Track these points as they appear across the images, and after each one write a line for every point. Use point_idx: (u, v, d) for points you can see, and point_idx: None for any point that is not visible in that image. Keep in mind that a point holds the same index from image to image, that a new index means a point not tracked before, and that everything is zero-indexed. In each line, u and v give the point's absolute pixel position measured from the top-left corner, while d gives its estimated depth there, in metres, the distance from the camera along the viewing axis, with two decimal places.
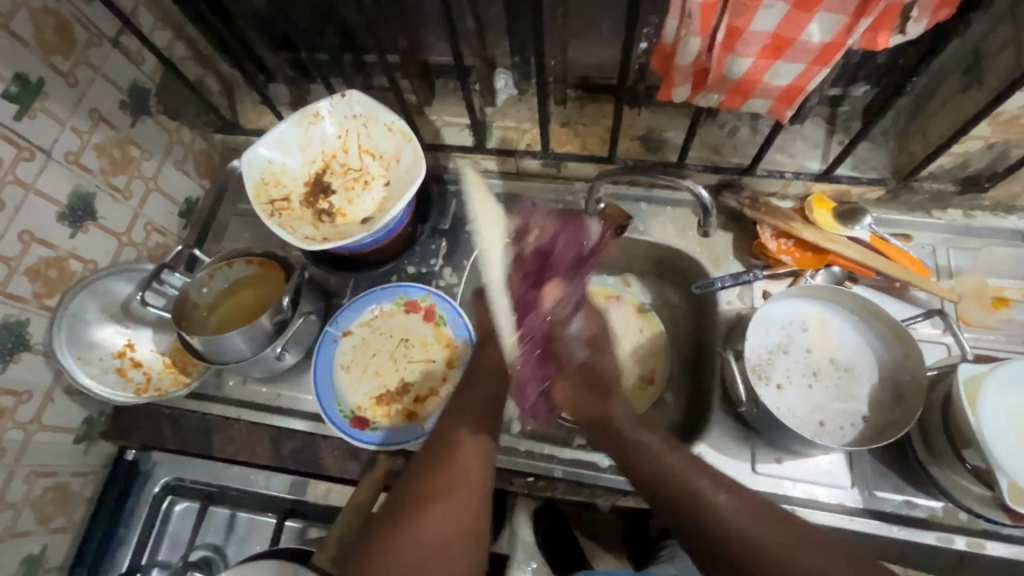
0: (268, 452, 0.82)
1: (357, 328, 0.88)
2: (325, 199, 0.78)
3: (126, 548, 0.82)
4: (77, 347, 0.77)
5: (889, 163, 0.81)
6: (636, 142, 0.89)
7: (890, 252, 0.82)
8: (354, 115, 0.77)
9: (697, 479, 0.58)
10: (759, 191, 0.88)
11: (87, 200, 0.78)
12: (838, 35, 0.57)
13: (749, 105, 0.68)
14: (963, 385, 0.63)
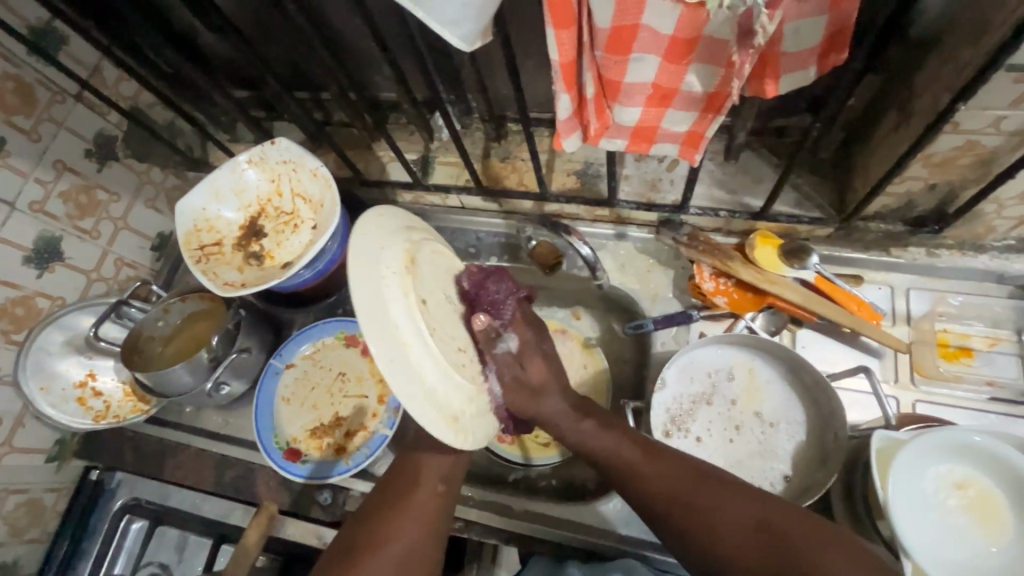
0: (211, 478, 0.87)
1: (300, 361, 0.92)
2: (257, 242, 0.81)
3: (88, 560, 0.89)
4: (40, 378, 0.85)
5: (833, 201, 0.76)
6: (572, 177, 0.87)
7: (837, 296, 0.76)
8: (285, 161, 0.80)
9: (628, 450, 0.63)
10: (701, 227, 0.84)
11: (53, 243, 0.86)
12: (719, 85, 0.54)
13: (656, 148, 0.64)
14: (875, 453, 0.58)
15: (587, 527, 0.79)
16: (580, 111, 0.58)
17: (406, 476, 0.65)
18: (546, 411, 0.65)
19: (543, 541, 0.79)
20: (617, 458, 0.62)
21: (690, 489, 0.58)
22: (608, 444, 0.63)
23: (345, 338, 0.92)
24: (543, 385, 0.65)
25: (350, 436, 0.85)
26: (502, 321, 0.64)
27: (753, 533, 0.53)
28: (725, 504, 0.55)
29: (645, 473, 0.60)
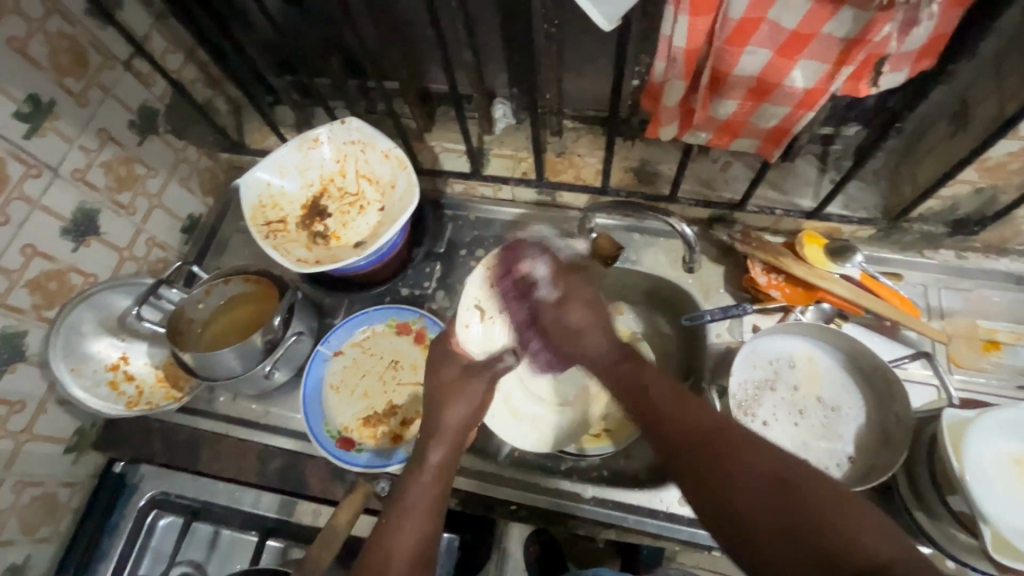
0: (254, 469, 0.82)
1: (348, 348, 0.89)
2: (320, 222, 0.80)
3: (108, 561, 0.82)
4: (72, 359, 0.79)
5: (878, 204, 0.82)
6: (629, 173, 0.90)
7: (882, 291, 0.81)
8: (352, 141, 0.79)
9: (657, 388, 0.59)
10: (751, 226, 0.89)
11: (91, 216, 0.80)
12: (820, 82, 0.58)
13: (737, 143, 0.69)
14: (947, 430, 0.63)
15: (658, 512, 0.77)
16: (682, 100, 0.63)
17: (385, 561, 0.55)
18: (585, 323, 0.69)
19: (613, 527, 0.78)
20: (640, 389, 0.60)
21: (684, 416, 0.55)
22: (656, 390, 0.58)
23: (396, 326, 0.90)
24: (579, 325, 0.69)
25: (407, 424, 0.83)
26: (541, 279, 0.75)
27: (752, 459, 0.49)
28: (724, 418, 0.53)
29: (642, 376, 0.61)
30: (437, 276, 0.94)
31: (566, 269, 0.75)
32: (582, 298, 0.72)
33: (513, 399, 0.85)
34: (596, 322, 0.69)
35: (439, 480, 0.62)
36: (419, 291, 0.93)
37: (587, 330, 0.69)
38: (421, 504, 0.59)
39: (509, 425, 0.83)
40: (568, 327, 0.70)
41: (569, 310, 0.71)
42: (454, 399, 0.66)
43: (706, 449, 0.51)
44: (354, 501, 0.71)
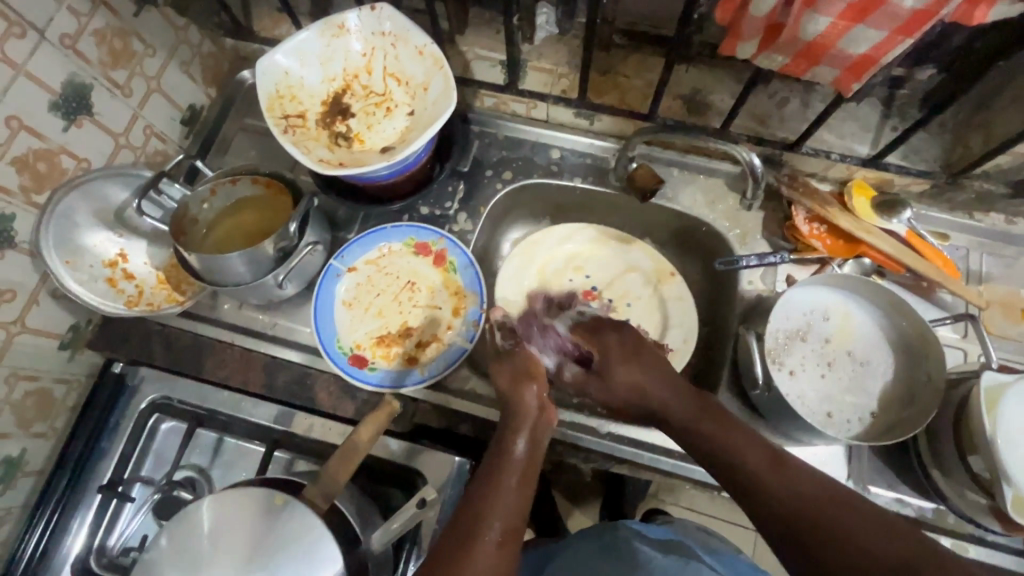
0: (261, 380, 0.79)
1: (362, 265, 0.84)
2: (343, 122, 0.72)
3: (108, 461, 0.79)
4: (66, 251, 0.73)
5: (940, 157, 0.78)
6: (677, 102, 0.83)
7: (924, 251, 0.79)
8: (382, 33, 0.71)
9: (746, 452, 0.56)
10: (799, 170, 0.83)
11: (83, 91, 0.72)
12: (932, 3, 0.51)
13: (814, 72, 0.63)
14: (984, 392, 0.62)
15: (673, 451, 0.75)
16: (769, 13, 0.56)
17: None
18: (642, 392, 0.65)
19: (626, 463, 0.76)
20: (719, 446, 0.58)
21: (738, 457, 0.56)
22: (742, 450, 0.57)
23: (414, 246, 0.85)
24: (625, 380, 0.66)
25: (422, 347, 0.80)
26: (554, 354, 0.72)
27: (813, 514, 0.50)
28: (795, 477, 0.53)
29: (697, 424, 0.60)
30: (459, 197, 0.88)
31: (592, 328, 0.72)
32: (601, 371, 0.68)
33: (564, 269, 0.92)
34: (645, 378, 0.65)
35: (520, 471, 0.59)
36: (440, 211, 0.88)
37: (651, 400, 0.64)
38: (496, 510, 0.56)
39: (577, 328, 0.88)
40: (613, 389, 0.67)
41: (611, 385, 0.67)
42: (513, 413, 0.64)
43: (828, 529, 0.49)
44: (378, 418, 0.64)
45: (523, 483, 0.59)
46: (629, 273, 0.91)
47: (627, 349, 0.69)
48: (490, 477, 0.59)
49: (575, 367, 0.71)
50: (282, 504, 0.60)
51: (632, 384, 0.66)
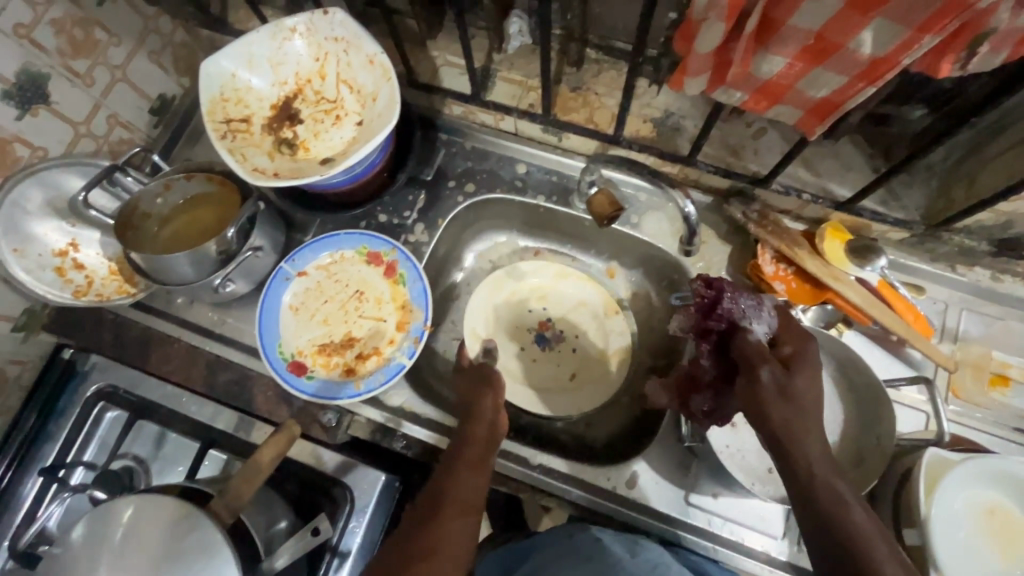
0: (203, 377, 0.80)
1: (313, 270, 0.83)
2: (290, 128, 0.71)
3: (53, 443, 0.80)
4: (14, 239, 0.75)
5: (921, 206, 0.72)
6: (648, 125, 0.79)
7: (896, 302, 0.73)
8: (335, 38, 0.69)
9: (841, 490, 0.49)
10: (771, 206, 0.79)
11: (39, 81, 0.72)
12: (893, 51, 0.46)
13: (775, 111, 0.58)
14: (926, 467, 0.59)
15: (602, 489, 0.73)
16: (719, 48, 0.52)
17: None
18: (797, 421, 0.52)
19: (555, 497, 0.74)
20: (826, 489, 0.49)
21: (828, 494, 0.49)
22: (834, 491, 0.49)
23: (366, 255, 0.83)
24: (810, 403, 0.53)
25: (363, 359, 0.80)
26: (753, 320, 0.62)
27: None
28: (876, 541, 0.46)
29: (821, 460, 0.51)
30: (419, 207, 0.86)
31: (803, 331, 0.59)
32: (807, 370, 0.55)
33: (532, 294, 0.91)
34: (818, 418, 0.53)
35: (478, 466, 0.62)
36: (398, 220, 0.86)
37: (804, 431, 0.51)
38: (456, 505, 0.58)
39: (528, 362, 0.87)
40: (797, 397, 0.53)
41: (805, 405, 0.52)
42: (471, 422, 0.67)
43: None
44: (281, 440, 0.65)
45: (476, 477, 0.61)
46: (581, 306, 0.90)
47: (816, 368, 0.56)
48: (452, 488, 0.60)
49: (774, 362, 0.55)
50: (187, 515, 0.60)
51: (786, 424, 0.52)
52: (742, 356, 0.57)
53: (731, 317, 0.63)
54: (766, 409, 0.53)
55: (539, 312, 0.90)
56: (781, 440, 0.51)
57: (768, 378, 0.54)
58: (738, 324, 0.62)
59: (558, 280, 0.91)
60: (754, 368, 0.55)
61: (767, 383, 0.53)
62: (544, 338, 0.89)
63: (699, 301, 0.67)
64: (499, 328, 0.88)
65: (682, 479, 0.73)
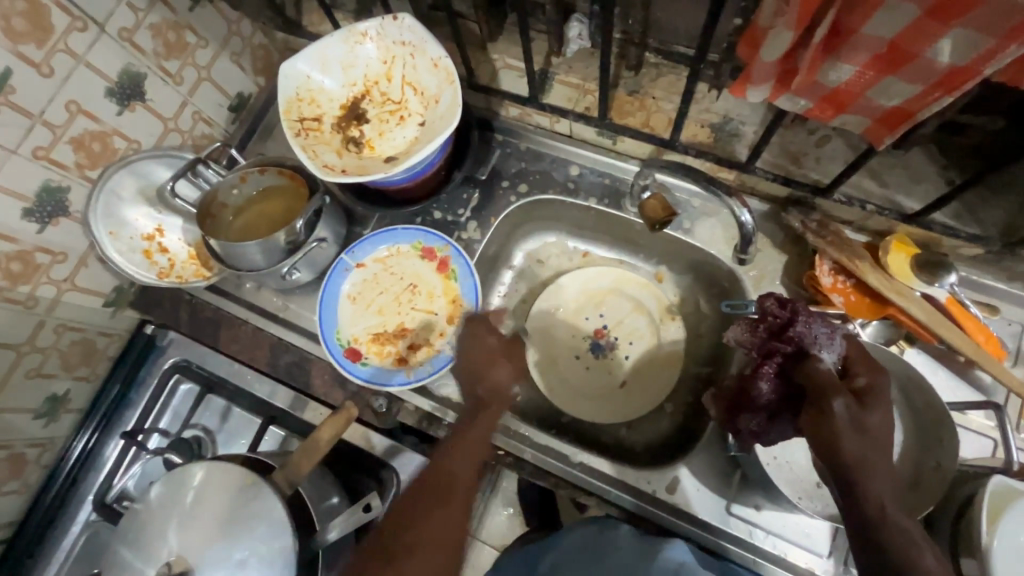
0: (266, 358, 0.86)
1: (371, 262, 0.88)
2: (357, 127, 0.75)
3: (133, 411, 0.89)
4: (111, 223, 0.82)
5: (998, 221, 0.68)
6: (706, 130, 0.78)
7: (965, 322, 0.70)
8: (403, 43, 0.72)
9: (905, 521, 0.48)
10: (832, 216, 0.77)
11: (137, 80, 0.78)
12: (974, 61, 0.45)
13: (841, 119, 0.57)
14: (989, 496, 0.56)
15: (642, 492, 0.74)
16: (786, 56, 0.51)
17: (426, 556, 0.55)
18: (869, 455, 0.49)
19: (594, 496, 0.75)
20: (885, 515, 0.48)
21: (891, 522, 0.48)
22: (899, 524, 0.48)
23: (421, 250, 0.87)
24: (882, 437, 0.50)
25: (414, 349, 0.83)
26: (826, 348, 0.57)
27: None
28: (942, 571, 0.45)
29: (885, 489, 0.49)
30: (473, 205, 0.89)
31: (875, 359, 0.56)
32: (880, 403, 0.52)
33: (588, 297, 0.92)
34: (889, 454, 0.50)
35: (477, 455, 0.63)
36: (452, 217, 0.89)
37: (874, 465, 0.49)
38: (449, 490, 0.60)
39: (578, 368, 0.89)
40: (868, 429, 0.50)
41: (877, 439, 0.50)
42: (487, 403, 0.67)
43: None
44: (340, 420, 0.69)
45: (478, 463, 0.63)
46: (638, 313, 0.91)
47: (886, 398, 0.53)
48: (460, 442, 0.64)
49: (848, 394, 0.52)
50: (252, 485, 0.65)
51: (863, 459, 0.49)
52: (812, 384, 0.54)
53: (800, 342, 0.59)
54: (840, 442, 0.49)
55: (595, 317, 0.91)
56: (851, 474, 0.49)
57: (842, 411, 0.50)
58: (808, 350, 0.58)
59: (616, 284, 0.92)
60: (825, 399, 0.51)
61: (842, 415, 0.50)
62: (598, 345, 0.90)
63: (769, 319, 0.62)
64: (551, 337, 0.91)
65: (724, 489, 0.73)
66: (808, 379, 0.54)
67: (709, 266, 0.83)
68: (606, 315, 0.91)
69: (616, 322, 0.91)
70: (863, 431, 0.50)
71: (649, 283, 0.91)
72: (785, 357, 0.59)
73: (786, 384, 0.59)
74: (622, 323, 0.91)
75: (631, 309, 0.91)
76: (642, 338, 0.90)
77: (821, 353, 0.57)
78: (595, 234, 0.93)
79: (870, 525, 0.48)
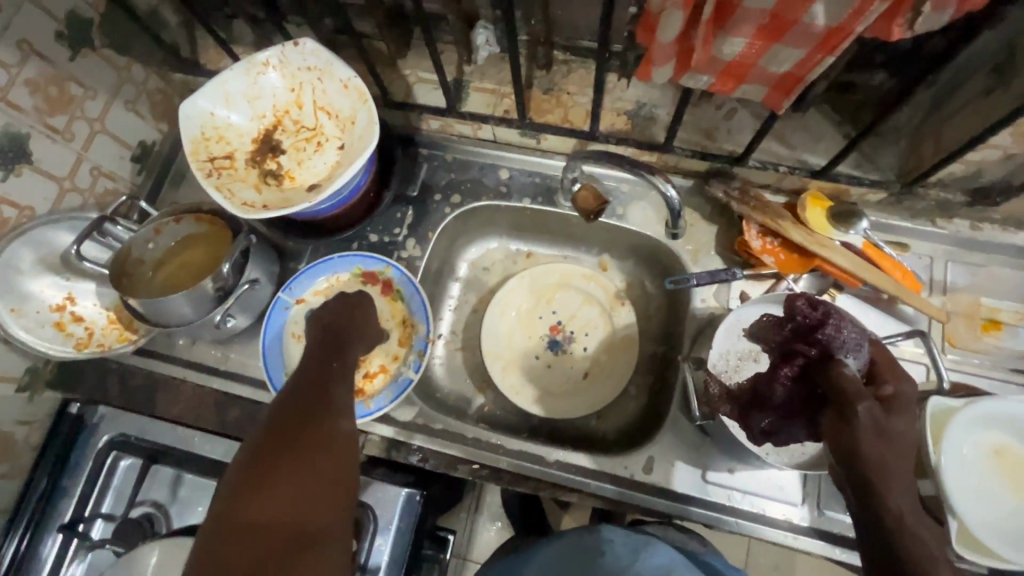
0: (213, 416, 0.80)
1: (311, 297, 0.85)
2: (273, 160, 0.73)
3: (69, 500, 0.80)
4: (11, 299, 0.76)
5: (894, 165, 0.74)
6: (622, 118, 0.81)
7: (882, 263, 0.75)
8: (308, 67, 0.70)
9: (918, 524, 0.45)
10: (751, 182, 0.81)
11: (19, 141, 0.72)
12: (846, 20, 0.48)
13: (741, 90, 0.60)
14: (930, 417, 0.60)
15: (620, 479, 0.74)
16: (681, 36, 0.54)
17: (320, 446, 0.57)
18: (888, 463, 0.48)
19: (575, 492, 0.75)
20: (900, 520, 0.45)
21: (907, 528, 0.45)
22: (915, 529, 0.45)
23: (362, 276, 0.85)
24: (903, 446, 0.50)
25: (370, 378, 0.81)
26: (850, 353, 0.55)
27: None
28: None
29: (898, 493, 0.47)
30: (408, 222, 0.88)
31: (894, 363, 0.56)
32: (902, 411, 0.52)
33: (536, 297, 0.92)
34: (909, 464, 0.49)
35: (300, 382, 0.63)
36: (388, 238, 0.87)
37: (894, 475, 0.48)
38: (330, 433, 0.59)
39: (538, 368, 0.89)
40: (888, 434, 0.49)
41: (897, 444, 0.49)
42: (353, 340, 0.70)
43: None
44: None
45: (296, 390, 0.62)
46: (589, 303, 0.92)
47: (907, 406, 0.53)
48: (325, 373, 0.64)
49: (872, 400, 0.51)
50: None
51: (882, 465, 0.48)
52: (835, 388, 0.52)
53: (821, 345, 0.56)
54: (858, 444, 0.49)
55: (547, 315, 0.92)
56: (867, 476, 0.47)
57: (867, 415, 0.49)
58: (833, 354, 0.55)
59: (563, 280, 0.93)
60: (850, 402, 0.50)
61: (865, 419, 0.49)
62: (555, 342, 0.90)
63: (798, 319, 0.59)
64: (509, 342, 0.90)
65: (697, 460, 0.74)
66: (830, 382, 0.53)
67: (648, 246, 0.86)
68: (557, 312, 0.92)
69: (568, 317, 0.92)
70: (884, 438, 0.49)
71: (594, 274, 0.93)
72: (807, 360, 0.57)
73: (805, 388, 0.58)
74: (576, 317, 0.92)
75: (581, 302, 0.92)
76: (597, 328, 0.91)
77: (846, 358, 0.55)
78: (535, 234, 0.94)
79: (879, 524, 0.46)
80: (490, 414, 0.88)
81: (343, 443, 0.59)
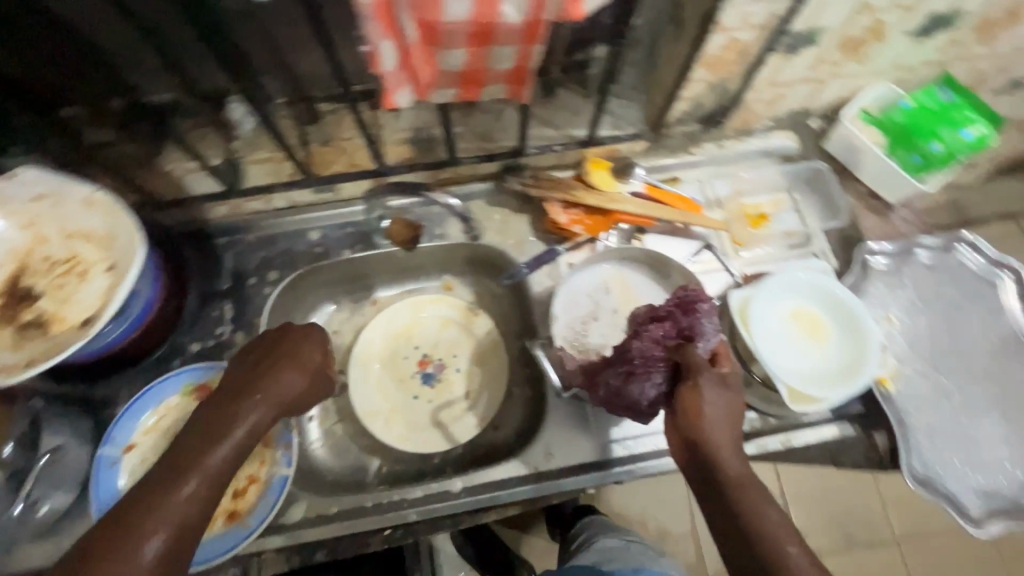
0: None
1: (142, 437, 0.74)
2: (30, 309, 0.62)
3: None
4: None
5: (642, 116, 0.86)
6: (405, 147, 0.83)
7: (665, 198, 0.86)
8: (39, 197, 0.64)
9: (738, 464, 0.56)
10: (540, 167, 0.88)
11: None
12: (533, 11, 0.53)
13: (486, 92, 0.65)
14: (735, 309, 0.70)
15: (528, 476, 0.75)
16: (404, 61, 0.57)
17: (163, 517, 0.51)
18: (719, 423, 0.58)
19: (492, 508, 0.75)
20: (726, 464, 0.56)
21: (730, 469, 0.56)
22: (737, 468, 0.56)
23: (194, 390, 0.76)
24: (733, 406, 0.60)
25: (241, 495, 0.72)
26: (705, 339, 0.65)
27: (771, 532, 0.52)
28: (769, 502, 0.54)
29: (729, 443, 0.57)
30: (230, 317, 0.81)
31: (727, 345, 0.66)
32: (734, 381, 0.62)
33: (394, 340, 0.91)
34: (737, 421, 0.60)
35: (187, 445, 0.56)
36: (213, 341, 0.80)
37: (724, 433, 0.58)
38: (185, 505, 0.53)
39: (420, 407, 0.87)
40: (721, 397, 0.59)
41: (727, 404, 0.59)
42: (250, 400, 0.60)
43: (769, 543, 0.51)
44: None
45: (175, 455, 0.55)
46: (447, 326, 0.93)
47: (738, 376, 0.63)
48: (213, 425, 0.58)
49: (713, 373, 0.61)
50: None
51: (711, 426, 0.58)
52: (686, 361, 0.62)
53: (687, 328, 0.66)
54: (698, 408, 0.58)
55: (410, 353, 0.91)
56: (697, 432, 0.58)
57: (710, 384, 0.60)
58: (694, 337, 0.65)
59: (415, 314, 0.93)
60: (697, 371, 0.61)
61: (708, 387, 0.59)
62: (428, 375, 0.89)
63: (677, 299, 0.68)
64: (382, 394, 0.87)
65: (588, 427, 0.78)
66: (682, 356, 0.63)
67: (477, 253, 0.89)
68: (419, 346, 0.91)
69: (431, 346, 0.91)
70: (720, 404, 0.59)
71: (442, 296, 0.94)
72: (674, 334, 0.66)
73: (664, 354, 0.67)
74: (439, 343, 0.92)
75: (439, 327, 0.92)
76: (462, 347, 0.92)
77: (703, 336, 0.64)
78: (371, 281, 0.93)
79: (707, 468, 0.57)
80: (391, 472, 0.84)
81: (207, 502, 0.54)
